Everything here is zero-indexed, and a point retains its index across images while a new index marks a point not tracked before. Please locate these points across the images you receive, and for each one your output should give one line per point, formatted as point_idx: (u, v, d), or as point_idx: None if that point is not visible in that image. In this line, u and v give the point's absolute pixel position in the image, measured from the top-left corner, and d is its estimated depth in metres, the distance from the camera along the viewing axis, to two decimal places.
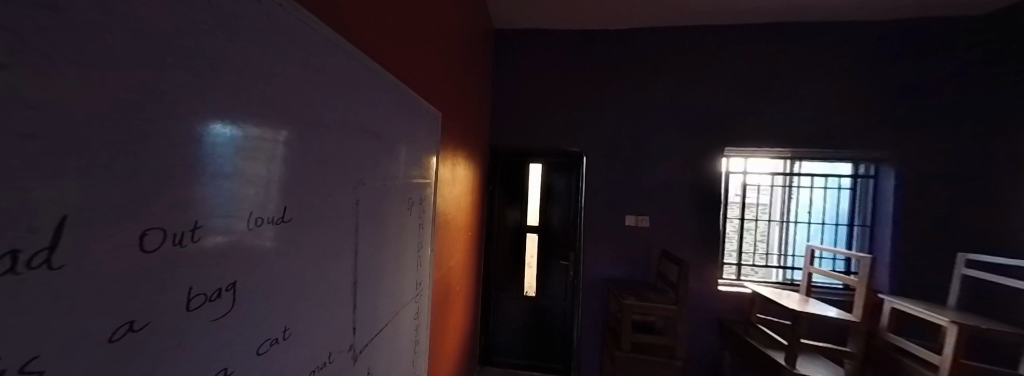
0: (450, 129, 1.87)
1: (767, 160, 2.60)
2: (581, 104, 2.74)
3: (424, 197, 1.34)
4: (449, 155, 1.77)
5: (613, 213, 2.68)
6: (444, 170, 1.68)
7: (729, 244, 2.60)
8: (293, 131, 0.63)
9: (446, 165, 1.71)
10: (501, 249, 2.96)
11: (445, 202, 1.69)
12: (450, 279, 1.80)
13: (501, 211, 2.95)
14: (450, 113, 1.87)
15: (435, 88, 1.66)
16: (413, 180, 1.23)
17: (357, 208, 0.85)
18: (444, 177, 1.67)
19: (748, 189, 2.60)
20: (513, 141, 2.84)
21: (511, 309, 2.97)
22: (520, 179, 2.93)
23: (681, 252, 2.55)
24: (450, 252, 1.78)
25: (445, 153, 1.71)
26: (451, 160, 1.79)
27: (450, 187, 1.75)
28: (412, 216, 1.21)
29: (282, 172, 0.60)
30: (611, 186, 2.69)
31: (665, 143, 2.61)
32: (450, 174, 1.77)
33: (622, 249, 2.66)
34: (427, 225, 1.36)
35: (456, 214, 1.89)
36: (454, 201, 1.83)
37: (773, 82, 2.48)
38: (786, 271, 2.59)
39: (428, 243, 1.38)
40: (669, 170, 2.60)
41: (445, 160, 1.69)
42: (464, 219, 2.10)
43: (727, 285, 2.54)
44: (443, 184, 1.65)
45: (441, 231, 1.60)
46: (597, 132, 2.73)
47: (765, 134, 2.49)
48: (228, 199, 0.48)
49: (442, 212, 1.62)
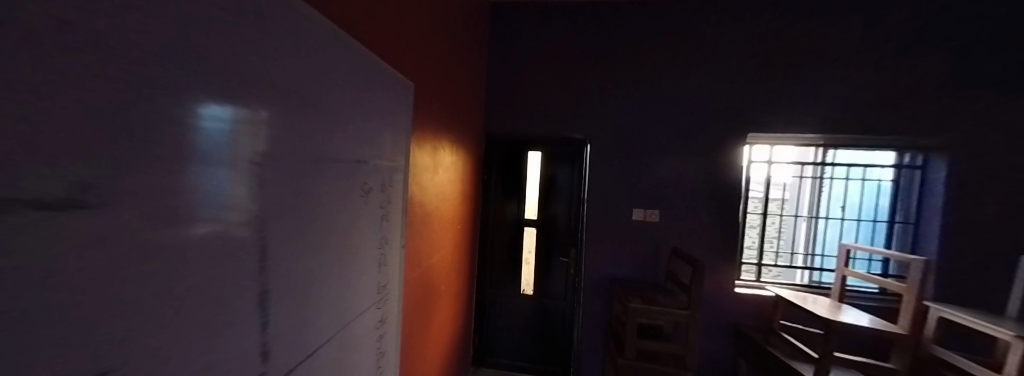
0: (436, 110, 1.65)
1: (796, 149, 2.32)
2: (585, 85, 2.48)
3: (392, 188, 1.13)
4: (429, 139, 1.54)
5: (619, 206, 2.42)
6: (423, 154, 1.45)
7: (748, 242, 2.33)
8: (174, 68, 0.38)
9: (425, 152, 1.48)
10: (497, 243, 2.76)
11: (426, 192, 1.49)
12: (430, 281, 1.58)
13: (496, 203, 2.75)
14: (436, 92, 1.66)
15: (419, 60, 1.44)
16: (374, 163, 1.01)
17: (284, 194, 0.63)
18: (422, 165, 1.44)
19: (773, 180, 2.32)
20: (511, 126, 2.61)
21: (508, 307, 2.78)
22: (518, 169, 2.70)
23: (694, 250, 2.30)
24: (430, 250, 1.56)
25: (425, 137, 1.48)
26: (433, 145, 1.58)
27: (430, 178, 1.53)
28: (371, 208, 0.99)
29: (150, 134, 0.35)
30: (617, 175, 2.43)
31: (679, 127, 2.34)
32: (430, 161, 1.54)
33: (627, 246, 2.42)
34: (395, 220, 1.14)
35: (441, 208, 1.69)
36: (436, 193, 1.62)
37: (806, 59, 2.19)
38: (812, 272, 2.31)
39: (399, 240, 1.18)
40: (683, 157, 2.33)
41: (424, 144, 1.46)
42: (452, 211, 1.91)
43: (744, 287, 2.29)
44: (421, 172, 1.42)
45: (418, 225, 1.39)
46: (603, 116, 2.46)
47: (794, 118, 2.21)
48: (214, 185, 0.46)
49: (419, 204, 1.40)
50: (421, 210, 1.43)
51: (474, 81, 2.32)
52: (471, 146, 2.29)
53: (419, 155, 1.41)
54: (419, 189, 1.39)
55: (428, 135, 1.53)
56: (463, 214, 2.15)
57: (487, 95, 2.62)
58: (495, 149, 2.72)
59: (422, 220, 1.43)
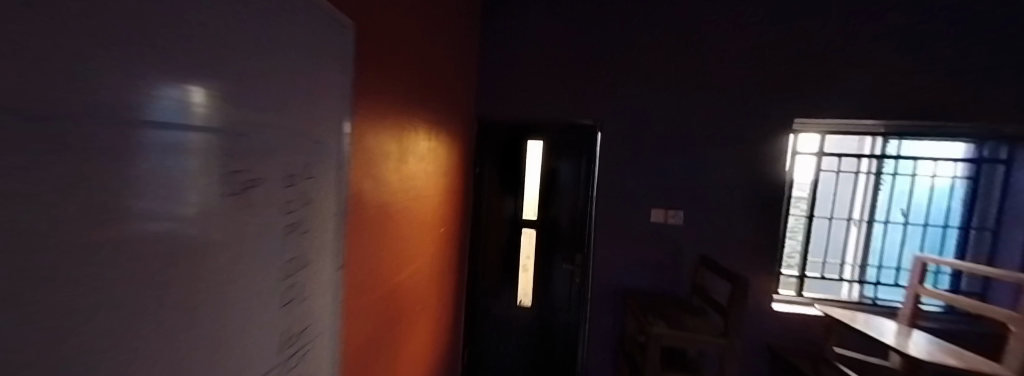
0: (413, 81, 1.25)
1: (850, 139, 1.92)
2: (596, 60, 2.07)
3: (321, 184, 0.73)
4: (400, 118, 1.14)
5: (635, 205, 2.03)
6: (387, 137, 1.05)
7: (791, 249, 1.94)
8: None
9: (391, 135, 1.08)
10: (491, 246, 2.38)
11: (391, 188, 1.10)
12: (392, 304, 1.18)
13: (491, 200, 2.37)
14: (416, 55, 1.26)
15: (394, 9, 1.06)
16: (286, 143, 0.62)
17: (71, 193, 0.28)
18: (384, 154, 1.04)
19: (823, 177, 1.91)
20: (508, 109, 2.21)
21: (501, 320, 2.40)
22: (515, 161, 2.31)
23: (725, 257, 1.92)
24: (394, 265, 1.17)
25: (392, 113, 1.08)
26: (405, 127, 1.18)
27: (397, 171, 1.13)
28: (275, 218, 0.60)
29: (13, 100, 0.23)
30: (633, 169, 2.04)
31: (708, 110, 1.94)
32: (400, 147, 1.14)
33: (643, 254, 2.04)
34: (324, 231, 0.75)
35: (412, 210, 1.30)
36: (406, 190, 1.23)
37: (871, 29, 1.79)
38: (864, 286, 1.94)
39: (334, 259, 0.79)
40: (713, 146, 1.93)
41: (388, 125, 1.06)
42: (429, 212, 1.51)
43: (784, 303, 1.92)
44: (382, 163, 1.02)
45: (374, 235, 1.00)
46: (617, 98, 2.06)
47: (851, 101, 1.82)
48: (165, 180, 0.38)
49: (377, 205, 1.01)
50: (380, 215, 1.03)
51: (463, 51, 1.90)
52: (457, 132, 1.89)
53: (379, 137, 1.00)
54: (378, 186, 1.00)
55: (400, 113, 1.13)
56: (447, 215, 1.76)
57: (480, 70, 2.22)
58: (488, 136, 2.33)
59: (380, 228, 1.03)
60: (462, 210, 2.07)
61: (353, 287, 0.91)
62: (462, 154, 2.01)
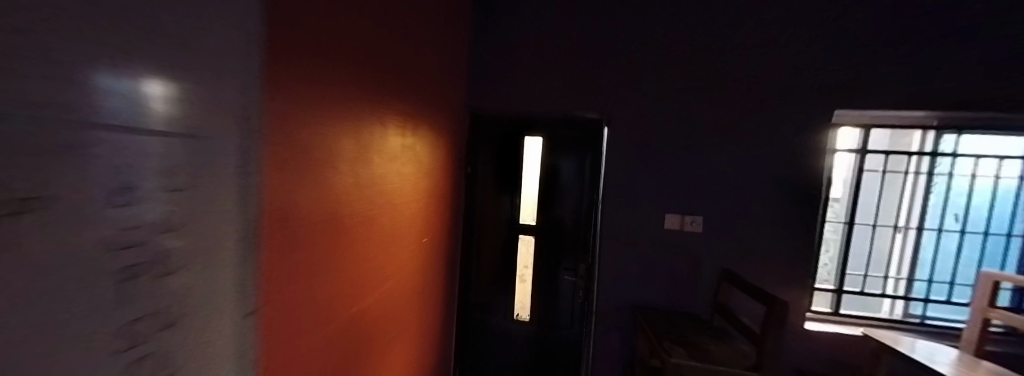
0: (381, 65, 1.02)
1: (898, 133, 1.66)
2: (601, 46, 1.82)
3: (209, 198, 0.49)
4: (359, 112, 0.91)
5: (646, 210, 1.79)
6: (338, 135, 0.82)
7: (827, 260, 1.69)
8: None
9: (344, 132, 0.85)
10: (485, 254, 2.15)
11: (343, 196, 0.87)
12: (340, 341, 0.94)
13: (485, 204, 2.14)
14: (383, 32, 1.02)
15: None
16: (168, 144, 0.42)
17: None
18: (334, 156, 0.81)
19: (866, 177, 1.66)
20: (503, 102, 1.97)
21: (497, 336, 2.18)
22: (512, 159, 2.08)
23: (750, 270, 1.68)
24: (345, 292, 0.94)
25: (347, 105, 0.85)
26: (368, 123, 0.95)
27: (354, 177, 0.90)
28: (94, 246, 0.33)
29: None
30: (645, 169, 1.79)
31: (731, 102, 1.68)
32: (359, 148, 0.92)
33: (655, 265, 1.80)
34: (219, 264, 0.52)
35: (378, 223, 1.07)
36: (369, 200, 1.00)
37: (926, 5, 1.52)
38: (911, 303, 1.69)
39: (232, 302, 0.55)
40: (736, 143, 1.68)
41: (341, 120, 0.83)
42: (405, 224, 1.28)
43: (818, 322, 1.67)
44: (329, 167, 0.79)
45: (309, 259, 0.76)
46: (627, 88, 1.80)
47: (902, 90, 1.56)
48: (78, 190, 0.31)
49: (320, 220, 0.78)
50: (324, 233, 0.80)
51: (450, 34, 1.66)
52: (443, 128, 1.65)
53: (327, 134, 0.78)
54: (320, 196, 0.77)
55: (359, 105, 0.90)
56: (430, 224, 1.53)
57: (471, 58, 1.97)
58: (482, 132, 2.09)
59: (321, 249, 0.80)
60: (450, 216, 1.84)
61: (275, 334, 0.67)
62: (450, 152, 1.77)
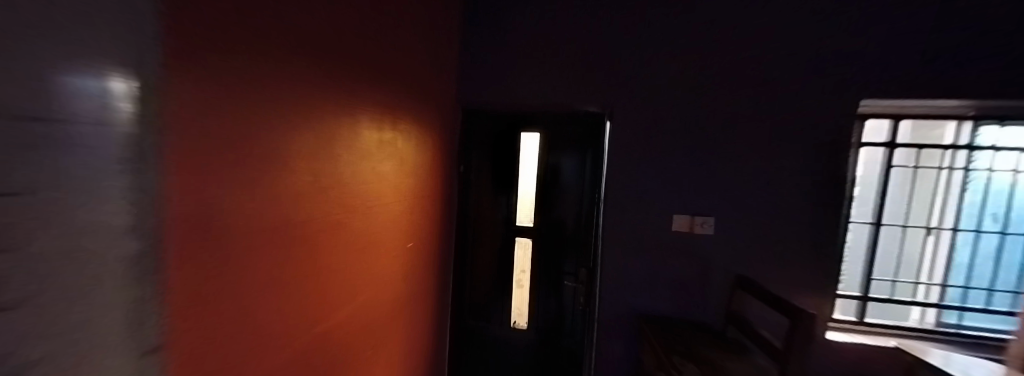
0: (351, 54, 0.92)
1: (930, 123, 1.51)
2: (602, 35, 1.69)
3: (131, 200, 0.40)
4: (324, 104, 0.81)
5: (651, 211, 1.65)
6: (296, 130, 0.73)
7: (851, 265, 1.55)
8: None
9: (305, 127, 0.75)
10: (480, 258, 2.03)
11: (310, 200, 0.78)
12: (306, 364, 0.83)
13: (479, 205, 2.01)
14: (352, 15, 0.91)
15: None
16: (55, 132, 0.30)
17: None
18: (291, 153, 0.71)
19: (895, 173, 1.51)
20: (497, 96, 1.84)
21: (493, 345, 2.05)
22: (508, 157, 1.95)
23: (766, 276, 1.54)
24: (312, 308, 0.83)
25: (307, 96, 0.75)
26: (336, 117, 0.86)
27: (318, 178, 0.80)
28: None
29: None
30: (651, 167, 1.65)
31: (744, 93, 1.55)
32: (325, 145, 0.82)
33: (661, 270, 1.66)
34: (138, 282, 0.43)
35: (352, 228, 0.97)
36: (340, 203, 0.90)
37: None
38: (946, 311, 1.54)
39: (154, 328, 0.45)
40: (749, 138, 1.54)
41: (299, 113, 0.73)
42: (387, 228, 1.17)
43: (841, 332, 1.53)
44: (284, 166, 0.70)
45: (260, 272, 0.66)
46: (629, 79, 1.67)
47: (935, 77, 1.40)
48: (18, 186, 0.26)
49: (272, 227, 0.68)
50: (279, 241, 0.70)
51: (437, 24, 1.54)
52: (430, 124, 1.53)
53: (288, 129, 0.70)
54: (273, 199, 0.67)
55: (323, 97, 0.81)
56: (417, 227, 1.41)
57: (462, 50, 1.85)
58: (475, 129, 1.96)
59: (275, 260, 0.70)
60: (440, 218, 1.72)
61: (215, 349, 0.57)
62: (439, 150, 1.65)
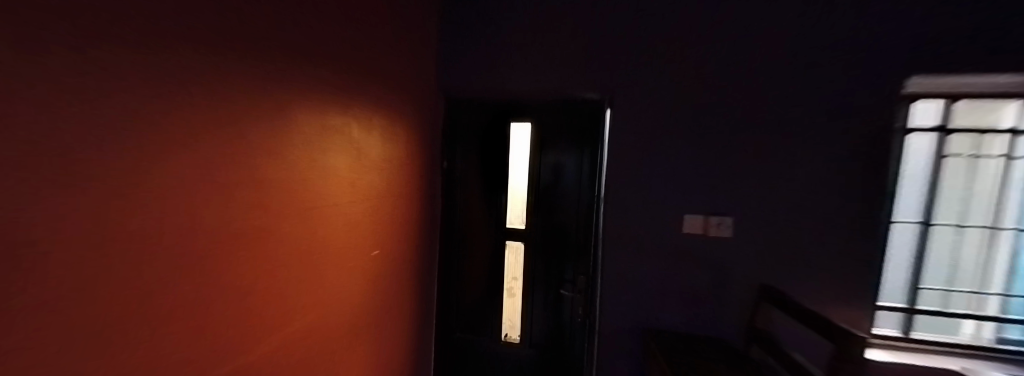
0: (297, 32, 0.81)
1: (985, 105, 1.29)
2: (598, 12, 1.48)
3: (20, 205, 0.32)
4: (263, 88, 0.71)
5: (658, 211, 1.45)
6: (230, 116, 0.63)
7: (896, 273, 1.32)
8: None
9: (239, 113, 0.66)
10: (468, 265, 1.83)
11: (260, 190, 0.73)
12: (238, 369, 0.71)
13: (466, 206, 1.81)
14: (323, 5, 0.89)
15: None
16: None
17: None
18: (221, 143, 0.62)
19: (949, 165, 1.28)
20: (483, 83, 1.64)
21: (483, 361, 1.85)
22: (497, 151, 1.75)
23: (793, 285, 1.32)
24: (245, 320, 0.72)
25: (243, 78, 0.66)
26: (278, 104, 0.76)
27: (252, 172, 0.70)
28: None
29: None
30: (656, 161, 1.44)
31: (766, 73, 1.33)
32: (263, 134, 0.72)
33: (669, 279, 1.45)
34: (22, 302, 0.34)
35: (296, 227, 0.86)
36: (280, 199, 0.79)
37: None
38: (1008, 326, 1.32)
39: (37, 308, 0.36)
40: (772, 126, 1.33)
41: (233, 96, 0.64)
42: (347, 229, 1.07)
43: (887, 350, 1.31)
44: (211, 156, 0.60)
45: (178, 283, 0.56)
46: (631, 62, 1.46)
47: (1005, 48, 1.15)
48: None
49: (195, 228, 0.58)
50: (204, 244, 0.60)
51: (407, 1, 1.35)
52: (400, 114, 1.33)
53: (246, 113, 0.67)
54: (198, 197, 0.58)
55: (263, 80, 0.71)
56: (380, 232, 1.23)
57: (443, 32, 1.65)
58: (461, 122, 1.78)
59: (198, 267, 0.60)
60: (416, 221, 1.53)
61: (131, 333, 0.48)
62: (412, 145, 1.45)
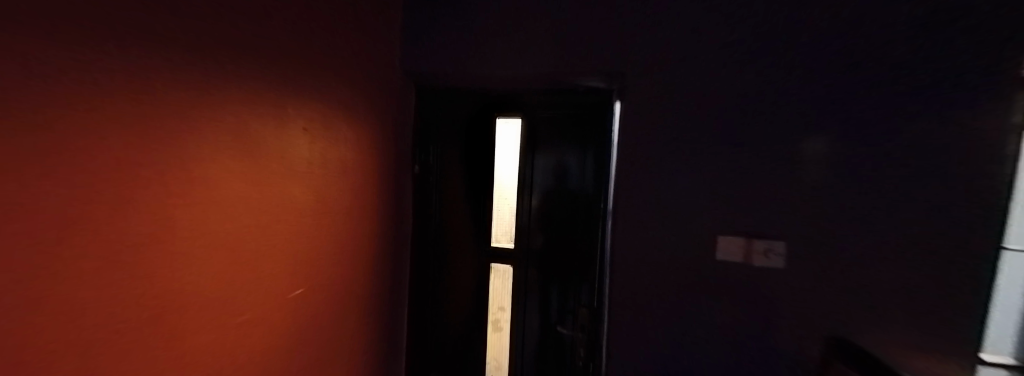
0: (239, 22, 0.68)
1: None
2: None
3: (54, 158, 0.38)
4: (176, 86, 0.56)
5: (683, 231, 1.12)
6: (144, 121, 0.50)
7: (1002, 319, 0.99)
8: None
9: (143, 119, 0.50)
10: (448, 290, 1.56)
11: (229, 175, 0.68)
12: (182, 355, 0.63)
13: (447, 221, 1.54)
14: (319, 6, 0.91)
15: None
16: None
17: None
18: (111, 158, 0.46)
19: None
20: (459, 69, 1.31)
21: None
22: (482, 156, 1.52)
23: (866, 333, 0.99)
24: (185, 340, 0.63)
25: (163, 74, 0.53)
26: (195, 105, 0.60)
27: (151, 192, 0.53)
28: None
29: None
30: (676, 170, 1.13)
31: (829, 49, 1.00)
32: (175, 144, 0.56)
33: (697, 319, 1.13)
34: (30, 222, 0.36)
35: (204, 260, 0.65)
36: (188, 224, 0.60)
37: None
38: None
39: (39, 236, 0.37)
40: (830, 126, 1.01)
41: (135, 96, 0.49)
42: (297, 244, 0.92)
43: None
44: (152, 167, 0.52)
45: (67, 330, 0.43)
46: (641, 46, 1.15)
47: None
48: None
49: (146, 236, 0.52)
50: (78, 290, 0.44)
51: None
52: (336, 105, 1.00)
53: (237, 93, 0.68)
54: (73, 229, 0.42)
55: (177, 75, 0.56)
56: (312, 261, 0.96)
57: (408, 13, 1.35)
58: (439, 120, 1.51)
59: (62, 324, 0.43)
60: (370, 241, 1.22)
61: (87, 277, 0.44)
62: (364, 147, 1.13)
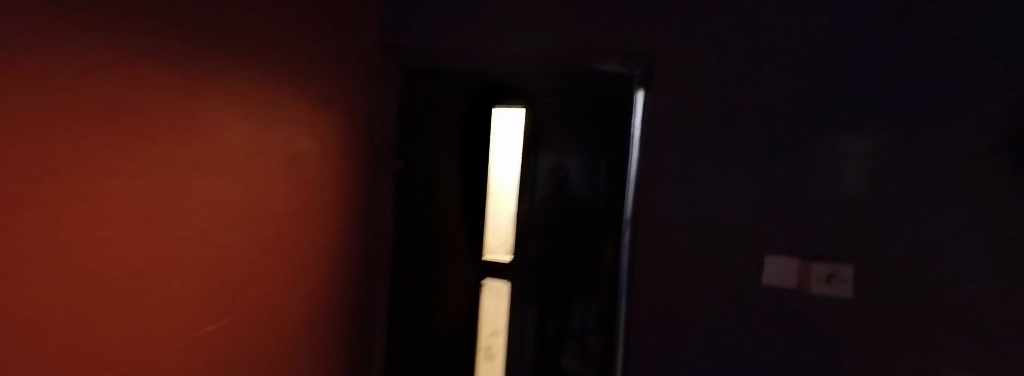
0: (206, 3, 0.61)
1: None
2: None
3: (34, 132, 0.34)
4: (114, 66, 0.45)
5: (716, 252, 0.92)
6: (102, 102, 0.44)
7: None
8: None
9: (106, 98, 0.45)
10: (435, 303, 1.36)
11: (177, 171, 0.60)
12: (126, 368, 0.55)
13: (438, 224, 1.33)
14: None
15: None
16: None
17: None
18: (37, 154, 0.36)
19: None
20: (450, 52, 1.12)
21: None
22: (475, 154, 1.30)
23: None
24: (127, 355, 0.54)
25: (124, 52, 0.47)
26: (131, 91, 0.49)
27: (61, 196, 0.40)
28: None
29: None
30: (709, 177, 0.92)
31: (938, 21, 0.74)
32: (109, 136, 0.46)
33: (720, 353, 0.93)
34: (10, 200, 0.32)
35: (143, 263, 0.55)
36: (98, 233, 0.46)
37: None
38: None
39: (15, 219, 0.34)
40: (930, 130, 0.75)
41: (62, 75, 0.38)
42: (252, 249, 0.81)
43: None
44: (105, 156, 0.46)
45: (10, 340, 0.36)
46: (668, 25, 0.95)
47: None
48: None
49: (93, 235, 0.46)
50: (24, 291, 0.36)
51: None
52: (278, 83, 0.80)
53: (194, 79, 0.60)
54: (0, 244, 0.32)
55: (118, 53, 0.46)
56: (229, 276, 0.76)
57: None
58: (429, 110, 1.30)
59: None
60: (314, 245, 1.02)
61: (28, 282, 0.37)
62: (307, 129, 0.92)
